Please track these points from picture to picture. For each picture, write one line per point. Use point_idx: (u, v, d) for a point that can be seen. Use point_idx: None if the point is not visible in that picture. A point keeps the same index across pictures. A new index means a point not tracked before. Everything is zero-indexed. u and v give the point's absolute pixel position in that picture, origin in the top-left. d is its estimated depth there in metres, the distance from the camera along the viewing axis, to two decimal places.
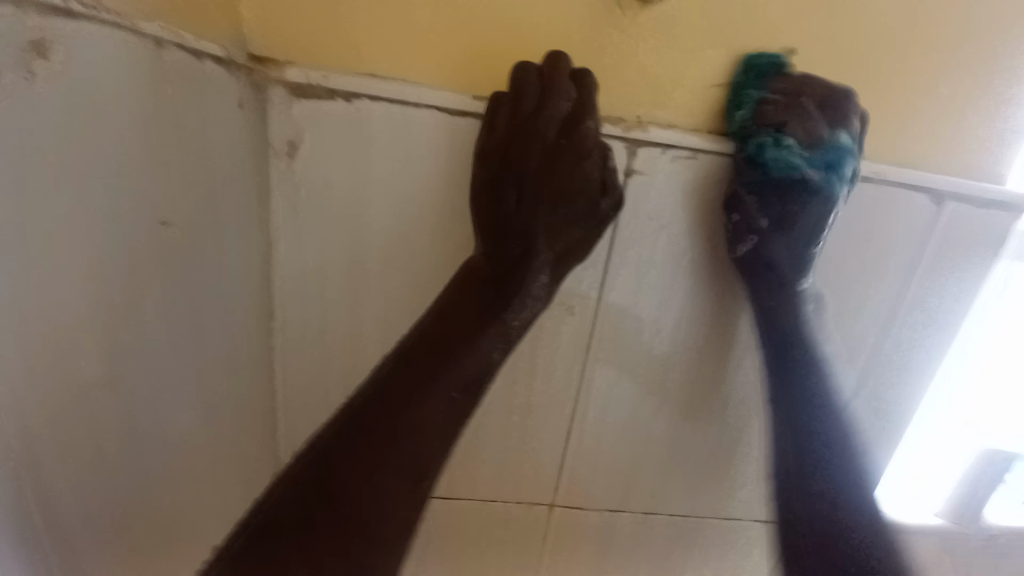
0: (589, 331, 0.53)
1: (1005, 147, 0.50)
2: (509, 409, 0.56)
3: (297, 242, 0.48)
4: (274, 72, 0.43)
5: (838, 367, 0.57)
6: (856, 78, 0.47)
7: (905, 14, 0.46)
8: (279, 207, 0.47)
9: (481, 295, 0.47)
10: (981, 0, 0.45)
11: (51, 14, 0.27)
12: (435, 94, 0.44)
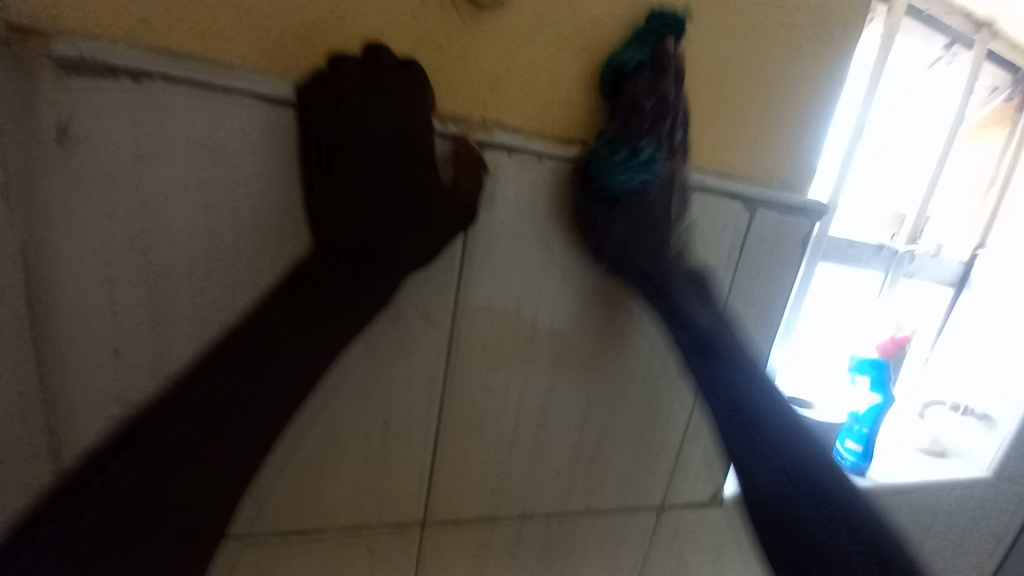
0: (449, 337, 0.51)
1: (799, 159, 0.59)
2: (370, 430, 0.52)
3: (76, 250, 0.39)
4: (34, 41, 0.35)
5: (687, 354, 0.62)
6: (680, 94, 0.52)
7: (716, 40, 0.51)
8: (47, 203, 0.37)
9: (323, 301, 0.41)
10: (773, 33, 0.53)
11: None
12: (255, 82, 0.40)
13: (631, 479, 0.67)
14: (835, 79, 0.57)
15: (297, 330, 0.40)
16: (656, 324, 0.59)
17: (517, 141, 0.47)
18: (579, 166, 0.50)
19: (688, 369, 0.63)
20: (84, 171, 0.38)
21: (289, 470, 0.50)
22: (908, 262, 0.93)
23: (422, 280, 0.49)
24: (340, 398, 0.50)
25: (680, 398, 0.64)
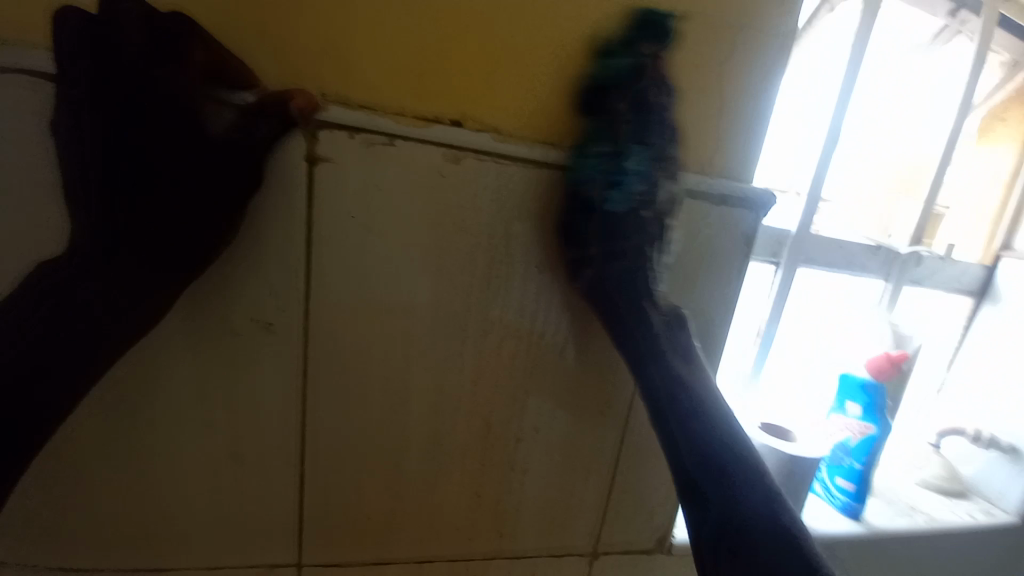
0: (300, 351, 0.43)
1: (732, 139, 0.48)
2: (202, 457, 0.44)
3: None
4: None
5: (606, 374, 0.52)
6: (569, 64, 0.44)
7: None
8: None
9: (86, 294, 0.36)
10: None
11: None
12: (26, 55, 0.34)
13: (552, 522, 0.56)
14: (776, 37, 0.47)
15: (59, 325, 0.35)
16: (563, 339, 0.50)
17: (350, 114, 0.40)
18: (443, 149, 0.42)
19: (611, 393, 0.53)
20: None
21: (101, 495, 0.43)
22: (913, 267, 0.79)
23: (257, 282, 0.41)
24: (171, 419, 0.43)
25: (604, 428, 0.54)
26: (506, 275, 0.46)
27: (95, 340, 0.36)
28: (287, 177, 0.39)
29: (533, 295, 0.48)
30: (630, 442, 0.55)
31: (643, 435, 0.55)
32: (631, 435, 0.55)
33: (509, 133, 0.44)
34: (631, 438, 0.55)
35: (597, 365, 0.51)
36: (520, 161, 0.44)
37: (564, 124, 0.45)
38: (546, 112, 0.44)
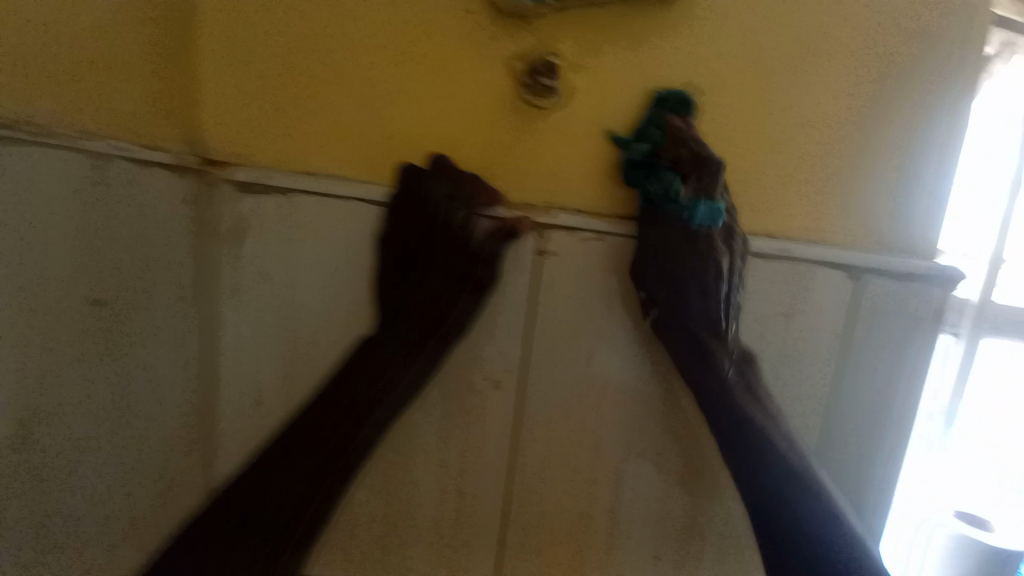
0: (516, 406, 0.53)
1: (905, 218, 0.51)
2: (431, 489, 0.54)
3: (236, 313, 0.51)
4: (219, 172, 0.49)
5: None
6: (752, 164, 0.50)
7: (786, 105, 0.49)
8: (212, 284, 0.50)
9: (379, 363, 0.48)
10: (853, 88, 0.49)
11: None
12: (360, 188, 0.49)
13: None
14: (950, 124, 0.50)
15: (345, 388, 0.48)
16: None
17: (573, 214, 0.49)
18: None
19: None
20: (235, 261, 0.50)
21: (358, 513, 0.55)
22: None
23: (489, 348, 0.51)
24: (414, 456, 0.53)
25: None
26: None
27: (383, 394, 0.47)
28: (523, 267, 0.50)
29: None
30: None
31: None
32: None
33: None
34: None
35: None
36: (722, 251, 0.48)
37: (747, 214, 0.50)
38: (730, 206, 0.50)
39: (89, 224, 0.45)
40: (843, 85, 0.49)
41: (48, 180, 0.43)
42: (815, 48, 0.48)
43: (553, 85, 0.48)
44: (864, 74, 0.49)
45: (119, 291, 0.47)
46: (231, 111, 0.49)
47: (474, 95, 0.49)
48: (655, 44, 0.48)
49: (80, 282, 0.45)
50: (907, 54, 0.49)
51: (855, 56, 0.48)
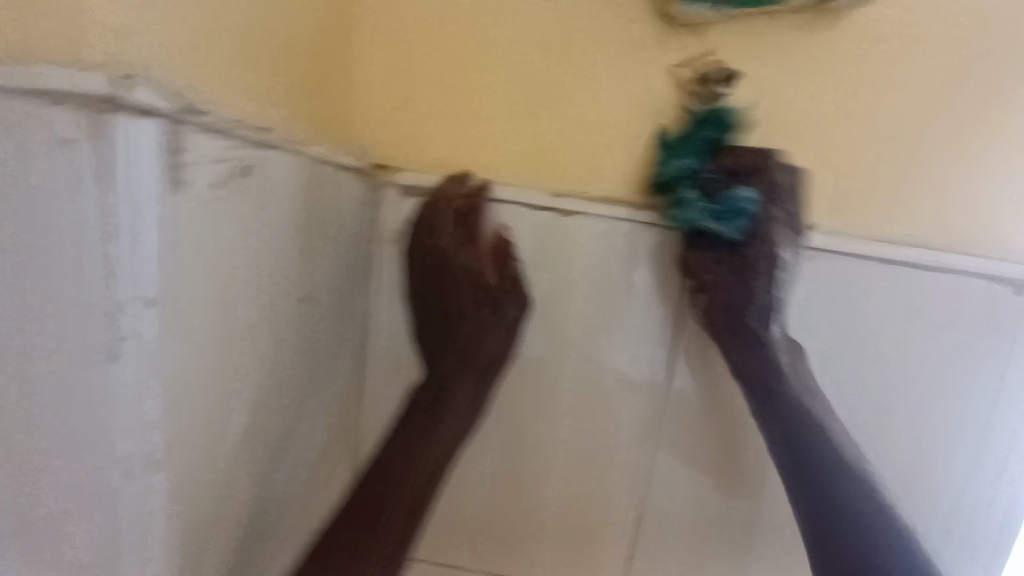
0: (653, 411, 0.53)
1: None
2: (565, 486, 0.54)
3: (391, 312, 0.52)
4: (389, 176, 0.51)
5: (919, 457, 0.52)
6: (918, 172, 0.48)
7: (959, 111, 0.47)
8: (372, 280, 0.52)
9: (419, 402, 0.44)
10: None
11: (256, 143, 0.32)
12: (519, 192, 0.50)
13: None
14: None
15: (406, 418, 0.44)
16: (873, 418, 0.51)
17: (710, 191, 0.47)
18: None
19: (924, 476, 0.52)
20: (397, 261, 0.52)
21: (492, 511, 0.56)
22: None
23: (635, 352, 0.52)
24: (552, 456, 0.54)
25: (913, 510, 0.53)
26: (831, 359, 0.50)
27: None
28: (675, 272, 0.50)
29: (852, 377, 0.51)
30: (942, 530, 0.53)
31: (959, 526, 0.53)
32: (945, 524, 0.53)
33: (857, 233, 0.49)
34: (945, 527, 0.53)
35: (911, 446, 0.52)
36: (857, 258, 0.48)
37: (908, 224, 0.49)
38: (892, 214, 0.49)
39: (299, 228, 0.39)
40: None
41: (278, 191, 0.35)
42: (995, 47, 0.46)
43: (724, 93, 0.48)
44: None
45: (312, 293, 0.43)
46: (401, 118, 0.51)
47: (636, 101, 0.49)
48: (823, 46, 0.47)
49: (290, 287, 0.39)
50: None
51: None
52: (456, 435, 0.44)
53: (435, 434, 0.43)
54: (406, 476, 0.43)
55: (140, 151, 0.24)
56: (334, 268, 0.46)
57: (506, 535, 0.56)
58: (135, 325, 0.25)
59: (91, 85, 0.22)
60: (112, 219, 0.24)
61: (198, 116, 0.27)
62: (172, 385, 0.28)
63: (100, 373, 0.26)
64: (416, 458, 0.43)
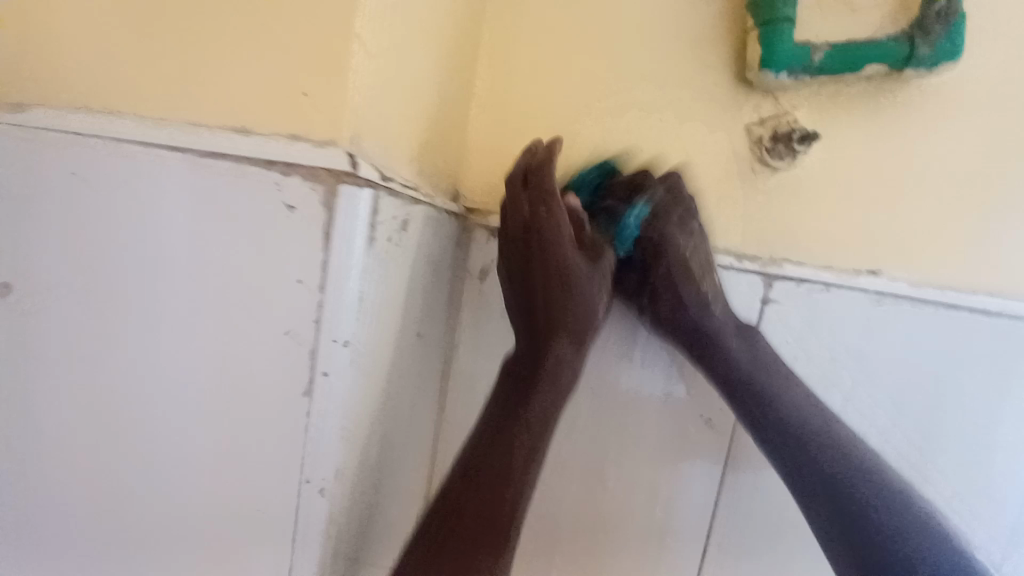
0: (727, 444, 0.54)
1: None
2: (639, 515, 0.56)
3: (478, 343, 0.55)
4: (479, 218, 0.55)
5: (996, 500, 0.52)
6: (973, 223, 0.52)
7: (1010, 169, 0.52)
8: (458, 317, 0.56)
9: (539, 329, 0.47)
10: None
11: (411, 202, 0.36)
12: (601, 236, 0.52)
13: None
14: None
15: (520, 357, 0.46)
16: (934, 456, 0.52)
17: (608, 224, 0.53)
18: (870, 295, 0.52)
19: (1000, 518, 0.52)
20: (484, 298, 0.55)
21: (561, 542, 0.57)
22: None
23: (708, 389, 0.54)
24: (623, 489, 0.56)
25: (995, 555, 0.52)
26: (898, 400, 0.52)
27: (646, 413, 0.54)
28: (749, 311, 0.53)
29: (917, 418, 0.52)
30: None
31: None
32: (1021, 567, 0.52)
33: (919, 280, 0.52)
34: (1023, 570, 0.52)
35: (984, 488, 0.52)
36: (914, 302, 0.52)
37: (966, 272, 0.52)
38: (951, 263, 0.52)
39: (422, 272, 0.43)
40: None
41: (416, 240, 0.39)
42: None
43: (801, 150, 0.52)
44: None
45: (422, 334, 0.46)
46: (493, 166, 0.56)
47: (712, 153, 0.53)
48: (886, 108, 0.52)
49: (412, 326, 0.43)
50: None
51: None
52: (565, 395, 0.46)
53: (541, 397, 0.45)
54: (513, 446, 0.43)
55: (360, 214, 0.28)
56: (436, 306, 0.49)
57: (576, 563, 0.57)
58: (334, 361, 0.29)
59: (334, 161, 0.27)
60: (332, 271, 0.28)
61: (390, 183, 0.32)
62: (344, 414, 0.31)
63: (299, 402, 0.29)
64: (536, 397, 0.45)
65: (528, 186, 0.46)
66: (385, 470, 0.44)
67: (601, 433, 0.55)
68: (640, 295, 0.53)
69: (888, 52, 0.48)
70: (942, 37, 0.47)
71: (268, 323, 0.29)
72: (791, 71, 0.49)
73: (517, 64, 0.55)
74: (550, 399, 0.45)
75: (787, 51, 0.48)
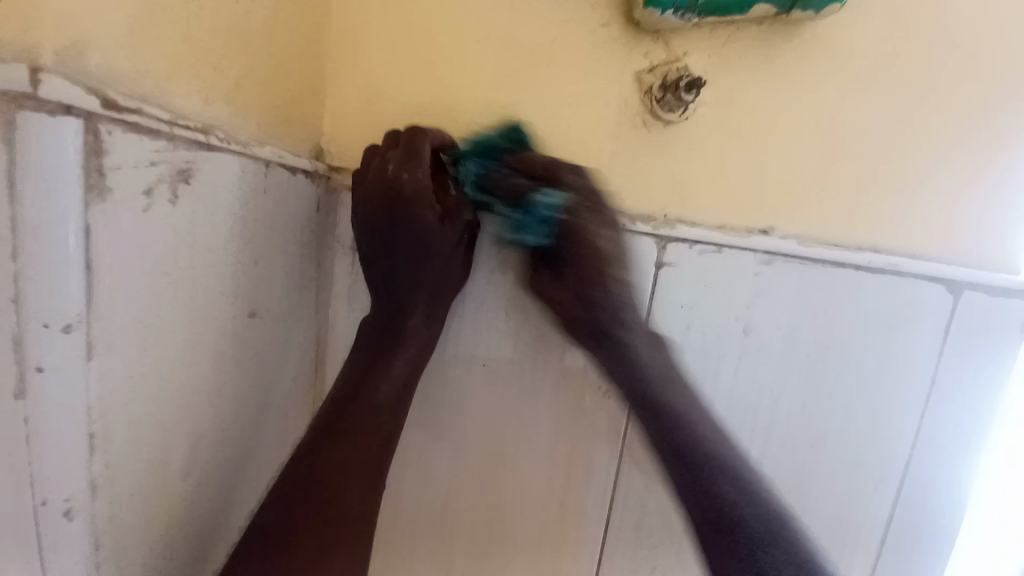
0: (626, 416, 0.51)
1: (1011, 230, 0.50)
2: (539, 489, 0.53)
3: (352, 317, 0.49)
4: (346, 179, 0.48)
5: (879, 450, 0.53)
6: (865, 176, 0.50)
7: (903, 116, 0.49)
8: (330, 289, 0.49)
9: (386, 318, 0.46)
10: (968, 99, 0.49)
11: (197, 148, 0.29)
12: None
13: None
14: None
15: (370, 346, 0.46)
16: (820, 412, 0.52)
17: (510, 189, 0.45)
18: (759, 254, 0.50)
19: (881, 466, 0.53)
20: (354, 269, 0.49)
21: (458, 521, 0.54)
22: None
23: None
24: (520, 463, 0.52)
25: (875, 500, 0.53)
26: (791, 362, 0.51)
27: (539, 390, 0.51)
28: (643, 274, 0.50)
29: (808, 377, 0.52)
30: (900, 519, 0.54)
31: (917, 514, 0.53)
32: (902, 513, 0.53)
33: (810, 237, 0.50)
34: (902, 515, 0.53)
35: (870, 440, 0.53)
36: (803, 260, 0.50)
37: (858, 226, 0.50)
38: (844, 219, 0.50)
39: (247, 237, 0.36)
40: (974, 90, 0.48)
41: (225, 199, 0.32)
42: (948, 53, 0.48)
43: (689, 99, 0.47)
44: (984, 84, 0.48)
45: (263, 312, 0.40)
46: (360, 120, 0.49)
47: (601, 103, 0.49)
48: (779, 52, 0.48)
49: (238, 303, 0.36)
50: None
51: (974, 66, 0.48)
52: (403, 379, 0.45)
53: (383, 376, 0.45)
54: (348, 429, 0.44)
55: (61, 158, 0.21)
56: (284, 281, 0.42)
57: (475, 542, 0.54)
58: (52, 351, 0.22)
59: (7, 78, 0.20)
60: (27, 232, 0.21)
61: (126, 114, 0.24)
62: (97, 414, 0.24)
63: (11, 409, 0.22)
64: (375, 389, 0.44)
65: (376, 172, 0.43)
66: (233, 467, 0.39)
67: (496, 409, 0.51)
68: (543, 264, 0.49)
69: None
70: None
71: None
72: (678, 8, 0.44)
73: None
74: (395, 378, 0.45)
75: None
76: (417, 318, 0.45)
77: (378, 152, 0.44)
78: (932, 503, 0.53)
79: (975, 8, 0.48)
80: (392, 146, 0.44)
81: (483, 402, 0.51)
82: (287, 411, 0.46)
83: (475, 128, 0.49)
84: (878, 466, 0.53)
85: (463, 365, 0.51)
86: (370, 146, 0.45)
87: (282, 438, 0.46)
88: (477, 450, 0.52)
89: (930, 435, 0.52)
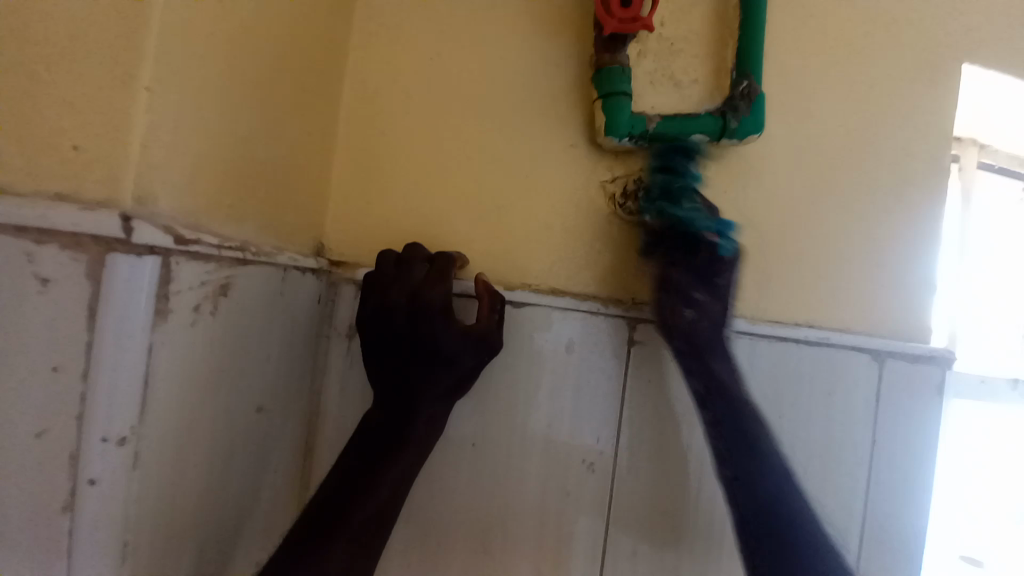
0: (610, 486, 0.54)
1: (914, 307, 0.60)
2: (527, 562, 0.53)
3: (345, 400, 0.50)
4: (346, 272, 0.52)
5: (837, 509, 0.58)
6: (794, 264, 0.59)
7: (819, 215, 0.59)
8: (325, 375, 0.51)
9: (386, 410, 0.46)
10: (866, 201, 0.60)
11: (235, 263, 0.33)
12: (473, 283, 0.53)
13: None
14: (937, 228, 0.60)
15: (371, 439, 0.44)
16: None
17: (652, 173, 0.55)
18: None
19: (840, 526, 0.58)
20: (349, 355, 0.50)
21: None
22: None
23: (587, 429, 0.54)
24: (510, 539, 0.53)
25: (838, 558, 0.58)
26: None
27: (527, 464, 0.53)
28: (615, 353, 0.54)
29: None
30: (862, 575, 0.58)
31: (876, 569, 0.58)
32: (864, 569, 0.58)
33: (754, 317, 0.58)
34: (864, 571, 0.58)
35: (829, 500, 0.58)
36: (750, 338, 0.57)
37: (792, 307, 0.59)
38: (781, 301, 0.59)
39: (265, 333, 0.39)
40: (869, 194, 0.60)
41: (253, 303, 0.36)
42: (848, 164, 0.60)
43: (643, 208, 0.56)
44: (878, 191, 0.60)
45: (269, 401, 0.41)
46: (360, 219, 0.54)
47: (573, 205, 0.56)
48: (714, 166, 0.58)
49: (250, 396, 0.38)
50: (919, 167, 0.60)
51: (867, 177, 0.60)
52: (403, 479, 0.44)
53: (380, 475, 0.43)
54: (345, 521, 0.40)
55: (137, 289, 0.25)
56: (287, 370, 0.44)
57: None
58: (102, 464, 0.24)
59: (103, 226, 0.24)
60: (100, 356, 0.24)
61: (190, 246, 0.28)
62: (136, 522, 0.26)
63: (59, 520, 0.24)
64: (379, 481, 0.42)
65: (394, 276, 0.48)
66: (228, 560, 0.38)
67: (487, 484, 0.53)
68: (542, 343, 0.54)
69: (706, 123, 0.55)
70: (747, 113, 0.55)
71: (12, 426, 0.23)
72: (632, 136, 0.54)
73: (383, 121, 0.55)
74: (400, 473, 0.43)
75: (628, 119, 0.53)
76: (425, 416, 0.45)
77: (397, 259, 0.49)
78: (888, 555, 0.59)
79: (864, 131, 0.60)
80: (421, 257, 0.49)
81: (472, 479, 0.53)
82: (277, 508, 0.46)
83: (464, 226, 0.55)
84: (837, 525, 0.58)
85: (453, 445, 0.53)
86: (386, 251, 0.49)
87: (274, 526, 0.46)
88: (467, 538, 0.53)
89: (878, 491, 0.58)
